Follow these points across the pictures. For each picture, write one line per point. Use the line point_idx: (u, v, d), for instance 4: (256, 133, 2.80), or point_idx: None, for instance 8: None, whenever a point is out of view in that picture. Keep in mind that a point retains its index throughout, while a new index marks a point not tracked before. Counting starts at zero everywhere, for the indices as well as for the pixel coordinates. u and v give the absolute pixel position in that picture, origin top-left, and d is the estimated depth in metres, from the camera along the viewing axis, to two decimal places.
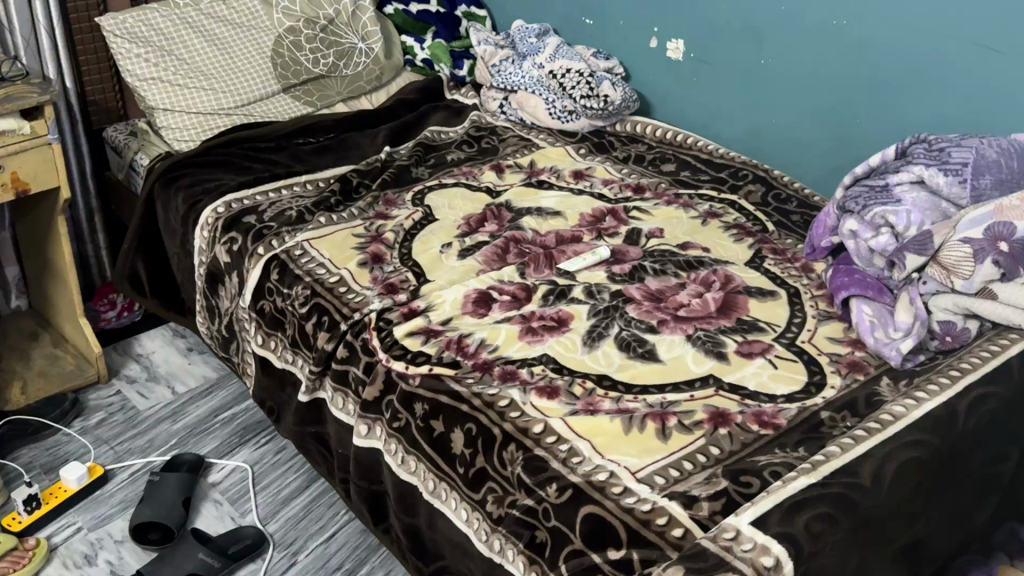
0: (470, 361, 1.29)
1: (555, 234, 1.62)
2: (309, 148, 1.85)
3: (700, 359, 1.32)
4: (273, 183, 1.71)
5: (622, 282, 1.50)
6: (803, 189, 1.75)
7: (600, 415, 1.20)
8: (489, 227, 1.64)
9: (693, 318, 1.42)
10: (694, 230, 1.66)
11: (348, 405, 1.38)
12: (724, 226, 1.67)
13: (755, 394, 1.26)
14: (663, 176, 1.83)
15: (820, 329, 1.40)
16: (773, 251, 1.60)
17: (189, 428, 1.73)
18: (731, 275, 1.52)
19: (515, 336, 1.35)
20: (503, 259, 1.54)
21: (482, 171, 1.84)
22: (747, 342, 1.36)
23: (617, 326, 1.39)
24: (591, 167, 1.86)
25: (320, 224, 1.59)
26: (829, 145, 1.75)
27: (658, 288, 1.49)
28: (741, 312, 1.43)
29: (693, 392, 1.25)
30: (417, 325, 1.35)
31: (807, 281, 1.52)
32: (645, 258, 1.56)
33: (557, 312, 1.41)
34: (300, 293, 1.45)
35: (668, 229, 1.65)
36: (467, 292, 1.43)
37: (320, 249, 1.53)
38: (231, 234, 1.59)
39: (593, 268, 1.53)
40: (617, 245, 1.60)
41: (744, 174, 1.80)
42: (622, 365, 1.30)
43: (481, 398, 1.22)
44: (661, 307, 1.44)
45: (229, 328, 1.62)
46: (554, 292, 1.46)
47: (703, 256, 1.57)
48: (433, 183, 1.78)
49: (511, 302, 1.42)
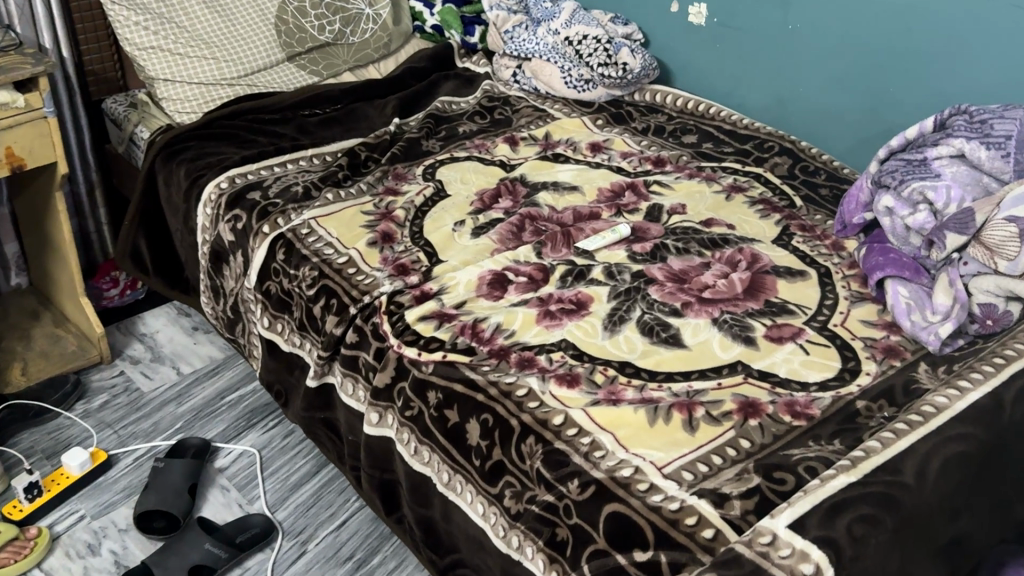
0: (486, 347, 1.23)
1: (573, 210, 1.55)
2: (314, 119, 1.78)
3: (727, 344, 1.26)
4: (278, 158, 1.64)
5: (644, 262, 1.43)
6: (832, 161, 1.68)
7: (624, 405, 1.14)
8: (504, 203, 1.57)
9: (719, 300, 1.35)
10: (718, 205, 1.58)
11: (359, 392, 1.32)
12: (750, 202, 1.60)
13: (786, 382, 1.19)
14: (684, 148, 1.76)
15: (853, 312, 1.33)
16: (801, 228, 1.53)
17: (195, 411, 1.68)
18: (758, 254, 1.45)
19: (533, 321, 1.29)
20: (518, 238, 1.48)
21: (495, 143, 1.77)
22: (776, 326, 1.30)
23: (639, 309, 1.33)
24: (609, 139, 1.78)
25: (327, 201, 1.53)
26: (859, 115, 1.67)
27: (682, 268, 1.42)
28: (769, 294, 1.36)
29: (721, 380, 1.19)
30: (430, 309, 1.29)
31: (837, 260, 1.45)
32: (667, 236, 1.49)
33: (576, 294, 1.34)
34: (307, 274, 1.39)
35: (691, 205, 1.58)
36: (482, 274, 1.36)
37: (328, 227, 1.46)
38: (235, 212, 1.52)
39: (612, 246, 1.47)
40: (637, 222, 1.53)
41: (770, 146, 1.72)
42: (645, 351, 1.24)
43: (497, 387, 1.16)
44: (686, 290, 1.37)
45: (234, 309, 1.56)
46: (572, 273, 1.39)
47: (728, 234, 1.50)
48: (444, 157, 1.71)
49: (527, 283, 1.36)
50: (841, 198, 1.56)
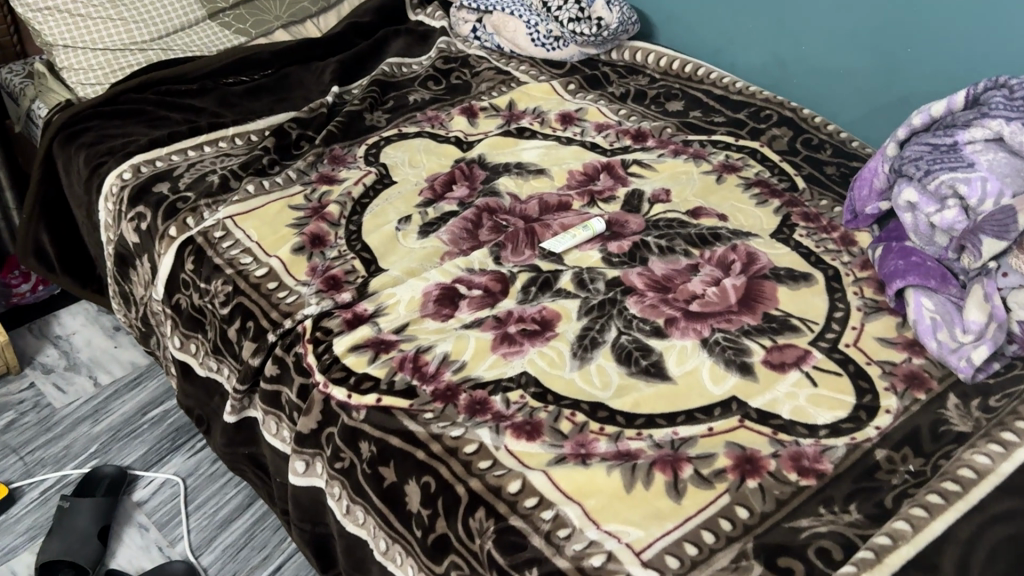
0: (430, 387, 1.02)
1: (538, 200, 1.33)
2: (238, 89, 1.54)
3: (720, 375, 1.05)
4: (192, 139, 1.41)
5: (622, 266, 1.21)
6: (839, 133, 1.46)
7: (595, 463, 0.93)
8: (458, 191, 1.35)
9: (711, 315, 1.14)
10: (708, 190, 1.37)
11: (283, 432, 1.12)
12: (744, 185, 1.38)
13: (791, 426, 0.99)
14: (669, 117, 1.53)
15: (868, 327, 1.13)
16: (804, 218, 1.31)
17: (112, 431, 1.49)
18: (755, 253, 1.23)
19: (487, 349, 1.07)
20: (474, 237, 1.26)
21: (450, 115, 1.53)
22: (777, 348, 1.09)
23: (615, 330, 1.12)
24: (582, 108, 1.55)
25: (248, 195, 1.30)
26: (870, 79, 1.45)
27: (666, 274, 1.20)
28: (768, 306, 1.15)
29: (712, 425, 0.99)
30: (365, 336, 1.07)
31: (847, 259, 1.24)
32: (649, 231, 1.28)
33: (540, 311, 1.13)
34: (220, 289, 1.17)
35: (676, 191, 1.36)
36: (428, 288, 1.14)
37: (246, 229, 1.24)
38: (138, 209, 1.30)
39: (584, 246, 1.25)
40: (613, 215, 1.31)
41: (767, 115, 1.50)
42: (621, 388, 1.03)
43: (441, 443, 0.96)
44: (670, 303, 1.16)
45: (145, 321, 1.35)
46: (536, 282, 1.18)
47: (719, 227, 1.28)
48: (391, 133, 1.48)
49: (482, 297, 1.15)
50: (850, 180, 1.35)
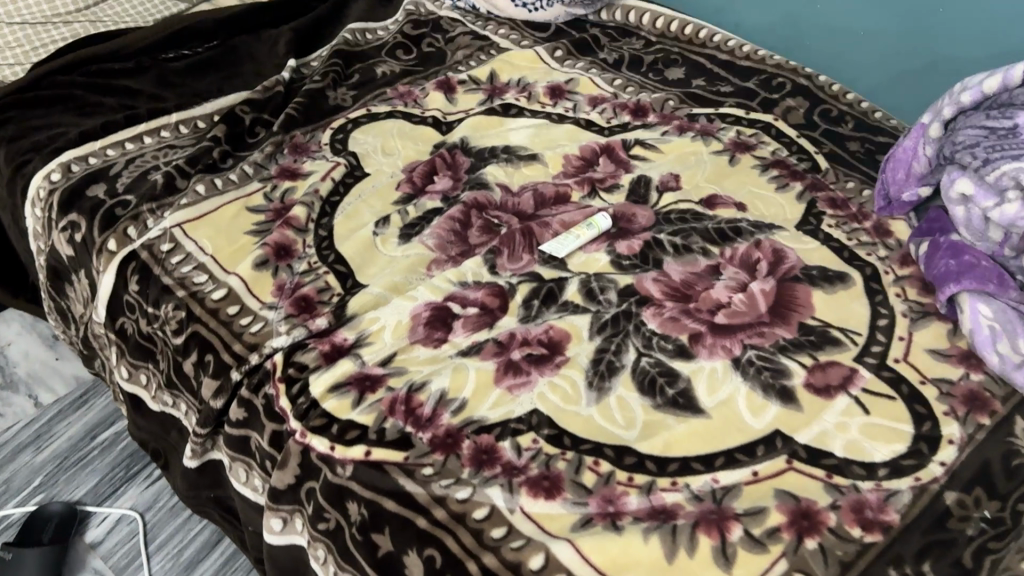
0: (427, 434, 0.87)
1: (532, 193, 1.17)
2: (179, 65, 1.35)
3: (758, 405, 0.92)
4: (130, 130, 1.22)
5: (634, 271, 1.07)
6: (861, 102, 1.31)
7: (628, 527, 0.80)
8: (441, 183, 1.19)
9: (741, 328, 1.00)
10: (720, 174, 1.22)
11: (255, 481, 0.97)
12: (761, 166, 1.23)
13: (845, 466, 0.86)
14: (670, 87, 1.38)
15: (917, 337, 1.00)
16: (830, 204, 1.17)
17: (58, 460, 1.33)
18: (782, 250, 1.09)
19: (490, 382, 0.93)
20: (463, 240, 1.10)
21: (424, 91, 1.36)
22: (819, 368, 0.96)
23: (634, 351, 0.97)
24: (572, 78, 1.39)
25: (198, 197, 1.12)
26: (892, 43, 1.30)
27: (685, 279, 1.06)
28: (803, 316, 1.02)
29: (757, 468, 0.86)
30: (347, 373, 0.92)
31: (883, 254, 1.10)
32: (660, 226, 1.13)
33: (546, 331, 0.99)
34: (171, 315, 1.01)
35: (686, 177, 1.21)
36: (417, 309, 0.99)
37: (199, 239, 1.07)
38: (71, 217, 1.12)
39: (589, 247, 1.10)
40: (618, 207, 1.16)
41: (780, 83, 1.35)
42: (648, 426, 0.89)
43: (446, 508, 0.81)
44: (693, 315, 1.02)
45: (87, 342, 1.18)
46: (539, 294, 1.03)
47: (738, 219, 1.14)
48: (358, 114, 1.31)
49: (479, 317, 1.00)
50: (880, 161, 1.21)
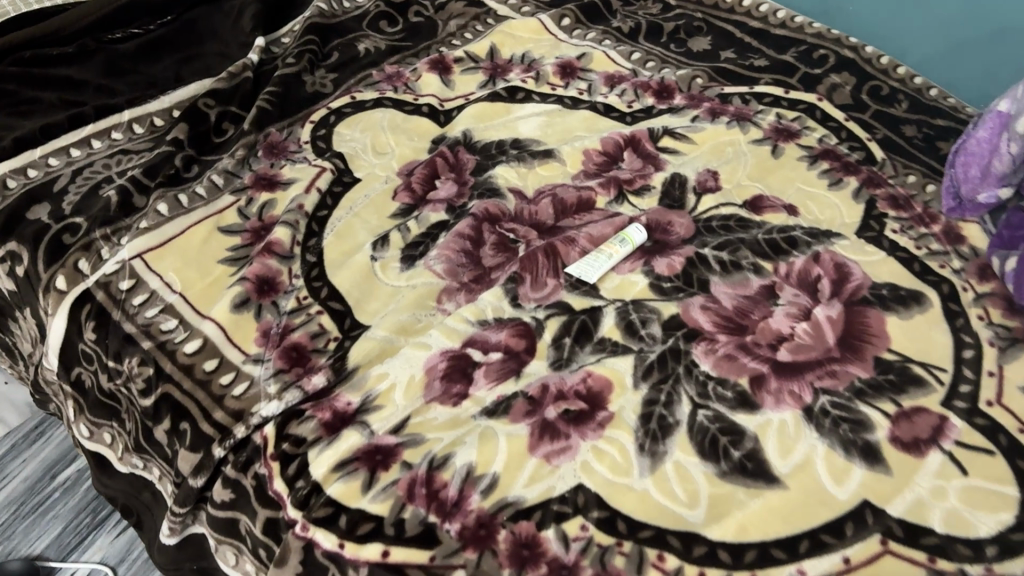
0: (455, 524, 0.72)
1: (550, 199, 1.02)
2: (127, 47, 1.16)
3: (840, 470, 0.78)
4: (75, 134, 1.05)
5: (678, 296, 0.92)
6: (914, 78, 1.16)
7: None
8: (445, 188, 1.03)
9: (809, 368, 0.86)
10: (762, 170, 1.07)
11: (246, 566, 0.81)
12: (808, 159, 1.08)
13: (949, 546, 0.73)
14: (697, 62, 1.22)
15: (1009, 373, 0.86)
16: (892, 204, 1.03)
17: (13, 507, 1.17)
18: (844, 265, 0.95)
19: (524, 451, 0.78)
20: (477, 262, 0.95)
21: (415, 72, 1.18)
22: (904, 418, 0.82)
23: (687, 402, 0.83)
24: (584, 53, 1.22)
25: (161, 218, 0.95)
26: (950, 11, 1.15)
27: (738, 306, 0.91)
28: (877, 349, 0.88)
29: (847, 553, 0.73)
30: (354, 447, 0.77)
31: (958, 266, 0.96)
32: (702, 238, 0.98)
33: (583, 380, 0.84)
34: (137, 370, 0.85)
35: (726, 173, 1.06)
36: (431, 359, 0.83)
37: (164, 272, 0.91)
38: (9, 247, 0.95)
39: (622, 267, 0.95)
40: (651, 214, 1.00)
41: (822, 56, 1.20)
42: (716, 502, 0.75)
43: None
44: (752, 352, 0.87)
45: (37, 387, 1.01)
46: (571, 330, 0.88)
47: (790, 226, 0.99)
48: (340, 102, 1.13)
49: (504, 364, 0.85)
50: (945, 157, 1.07)
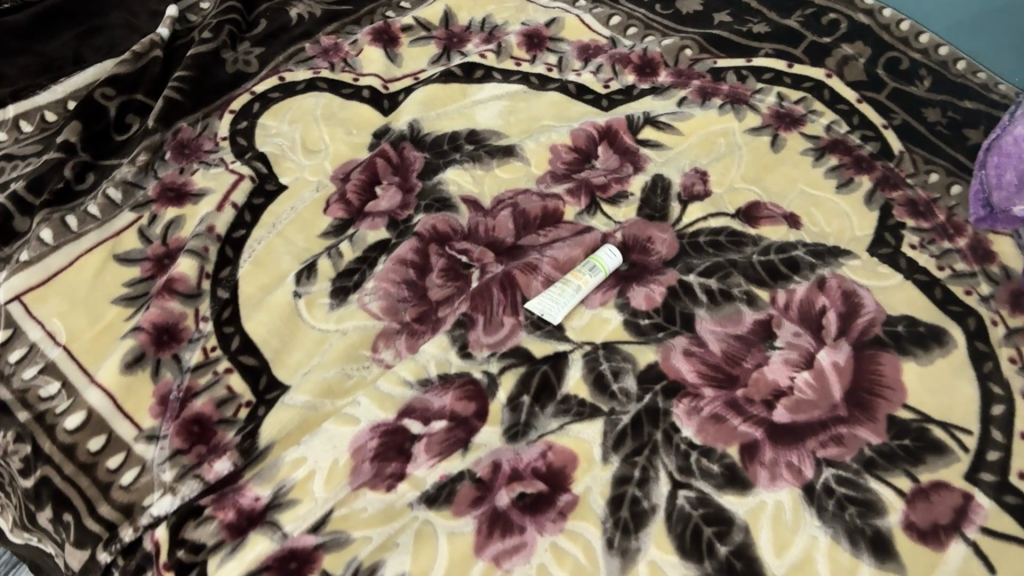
0: None
1: (510, 210, 0.87)
2: (15, 20, 0.98)
3: (846, 571, 0.66)
4: None
5: (657, 337, 0.78)
6: (939, 47, 1.00)
7: None
8: (386, 197, 0.88)
9: (811, 433, 0.73)
10: (760, 167, 0.91)
11: None
12: (814, 152, 0.93)
13: None
14: (687, 27, 1.05)
15: None
16: (910, 210, 0.88)
17: None
18: (853, 295, 0.81)
19: (469, 554, 0.65)
20: (421, 296, 0.80)
21: (356, 45, 1.02)
22: (921, 497, 0.70)
23: (666, 480, 0.70)
24: (555, 19, 1.06)
25: (45, 247, 0.81)
26: None
27: (728, 352, 0.77)
28: (891, 406, 0.75)
29: None
30: (262, 557, 0.63)
31: (987, 293, 0.82)
32: (687, 259, 0.83)
33: (543, 455, 0.70)
34: (11, 446, 0.71)
35: (717, 173, 0.90)
36: (359, 436, 0.69)
37: (47, 319, 0.77)
38: None
39: (592, 298, 0.80)
40: (628, 230, 0.86)
41: (832, 21, 1.03)
42: None
43: None
44: (744, 412, 0.74)
45: None
46: (530, 387, 0.74)
47: (790, 242, 0.85)
48: (266, 85, 0.97)
49: (448, 435, 0.71)
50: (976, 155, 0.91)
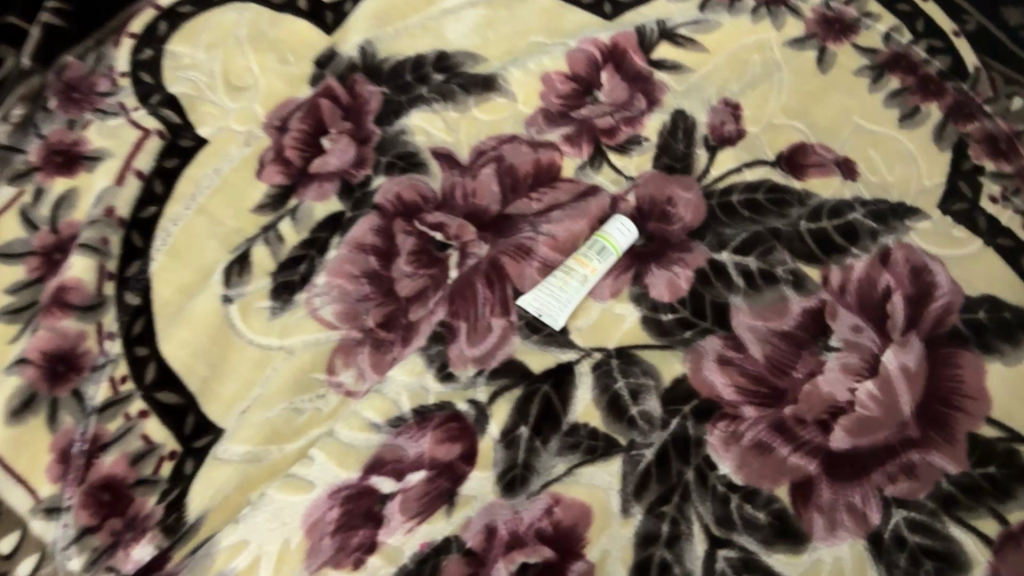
0: None
1: (494, 167, 0.69)
2: None
3: None
4: None
5: (683, 337, 0.63)
6: None
7: None
8: (337, 151, 0.69)
9: (876, 462, 0.59)
10: (803, 96, 0.73)
11: None
12: (871, 72, 0.74)
13: None
14: None
15: None
16: (989, 149, 0.71)
17: None
18: (924, 272, 0.65)
19: None
20: (386, 292, 0.63)
21: None
22: (1013, 545, 0.57)
23: (701, 536, 0.56)
24: None
25: None
26: None
27: (772, 357, 0.62)
28: (973, 422, 0.61)
29: None
30: None
31: None
32: (718, 227, 0.67)
33: (549, 512, 0.56)
34: None
35: (751, 106, 0.72)
36: (315, 507, 0.54)
37: None
38: None
39: (601, 287, 0.65)
40: (642, 188, 0.69)
41: None
42: None
43: None
44: (795, 437, 0.60)
45: None
46: (529, 416, 0.59)
47: (845, 201, 0.68)
48: None
49: (428, 491, 0.56)
50: None
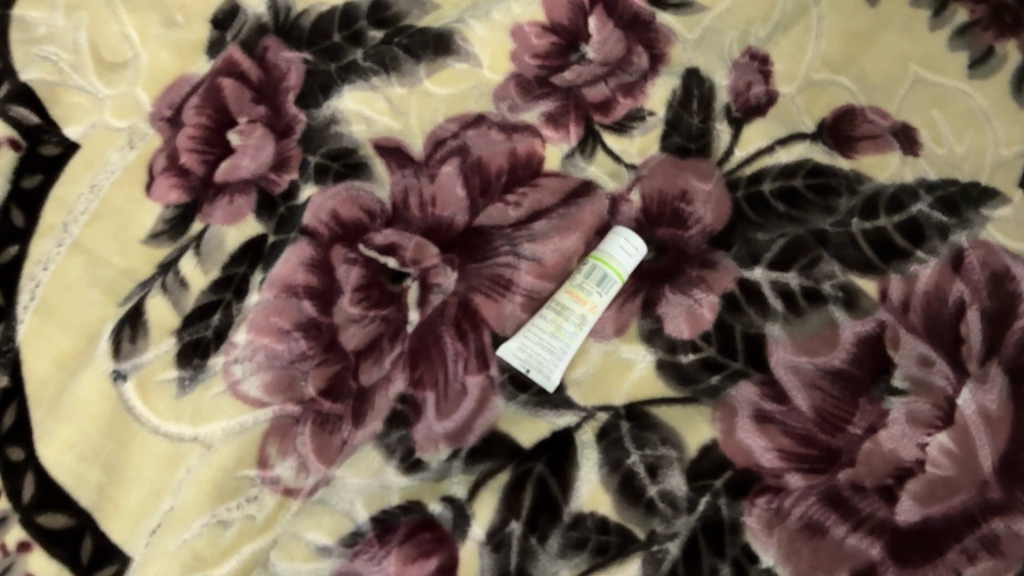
0: None
1: (457, 163, 0.53)
2: None
3: None
4: None
5: (708, 382, 0.50)
6: None
7: None
8: (249, 150, 0.53)
9: (951, 538, 0.47)
10: (846, 39, 0.57)
11: None
12: (931, 2, 0.58)
13: None
14: None
15: None
16: None
17: None
18: (1006, 280, 0.52)
19: None
20: (328, 348, 0.49)
21: None
22: None
23: None
24: None
25: None
26: None
27: (821, 408, 0.49)
28: None
29: None
30: None
31: None
32: (746, 231, 0.53)
33: None
34: None
35: (782, 58, 0.57)
36: None
37: None
38: None
39: (602, 320, 0.51)
40: (648, 181, 0.54)
41: None
42: None
43: None
44: (853, 511, 0.47)
45: None
46: (520, 510, 0.46)
47: (907, 187, 0.54)
48: None
49: None
50: None
